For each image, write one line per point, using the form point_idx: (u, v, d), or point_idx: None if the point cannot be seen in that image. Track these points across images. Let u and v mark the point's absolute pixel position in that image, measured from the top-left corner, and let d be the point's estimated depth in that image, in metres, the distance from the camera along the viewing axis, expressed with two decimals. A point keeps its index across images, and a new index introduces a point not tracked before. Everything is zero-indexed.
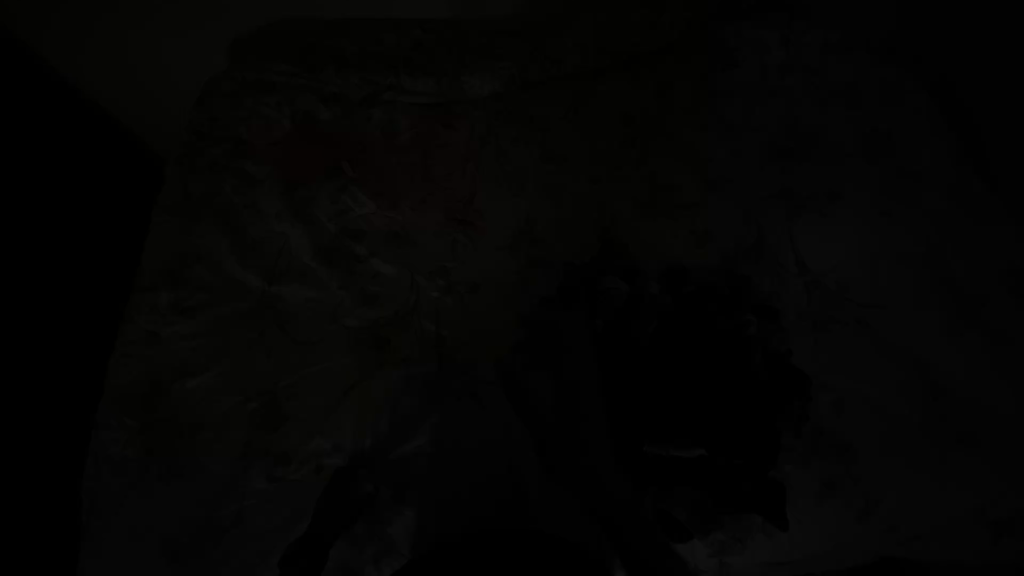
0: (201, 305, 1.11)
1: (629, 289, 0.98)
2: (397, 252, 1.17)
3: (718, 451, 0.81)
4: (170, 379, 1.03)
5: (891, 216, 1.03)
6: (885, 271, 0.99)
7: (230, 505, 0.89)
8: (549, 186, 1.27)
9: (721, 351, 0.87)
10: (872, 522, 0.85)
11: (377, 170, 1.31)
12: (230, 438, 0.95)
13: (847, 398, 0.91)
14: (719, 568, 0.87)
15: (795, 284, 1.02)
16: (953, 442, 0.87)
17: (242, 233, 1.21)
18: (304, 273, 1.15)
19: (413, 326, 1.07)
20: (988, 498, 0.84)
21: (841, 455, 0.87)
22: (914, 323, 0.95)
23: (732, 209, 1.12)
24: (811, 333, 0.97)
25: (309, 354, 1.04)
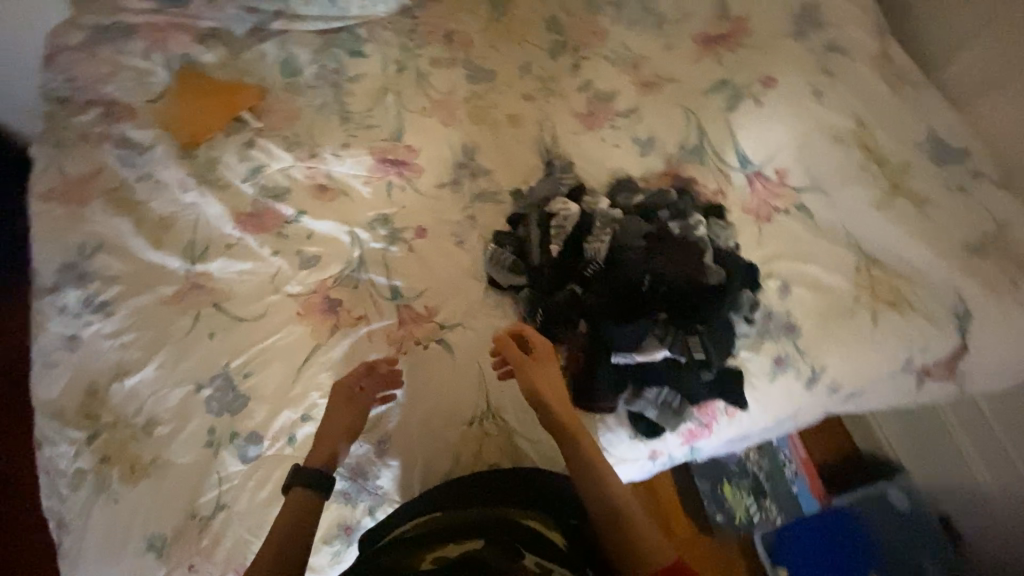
0: (118, 298, 0.99)
1: (580, 208, 0.96)
2: (329, 206, 1.07)
3: (680, 350, 0.84)
4: (104, 382, 0.94)
5: (822, 95, 1.02)
6: (818, 152, 1.01)
7: (207, 492, 0.87)
8: (482, 109, 1.18)
9: (673, 256, 0.87)
10: (819, 387, 0.94)
11: (287, 117, 1.16)
12: (191, 428, 0.90)
13: (791, 280, 0.97)
14: (691, 452, 0.94)
15: (738, 179, 1.04)
16: (884, 304, 0.95)
17: (145, 209, 1.06)
18: (228, 244, 1.04)
19: (363, 281, 1.01)
20: (914, 348, 0.94)
21: (788, 332, 0.94)
22: (847, 200, 0.99)
23: (672, 109, 1.09)
24: (756, 225, 1.01)
25: (256, 329, 0.97)
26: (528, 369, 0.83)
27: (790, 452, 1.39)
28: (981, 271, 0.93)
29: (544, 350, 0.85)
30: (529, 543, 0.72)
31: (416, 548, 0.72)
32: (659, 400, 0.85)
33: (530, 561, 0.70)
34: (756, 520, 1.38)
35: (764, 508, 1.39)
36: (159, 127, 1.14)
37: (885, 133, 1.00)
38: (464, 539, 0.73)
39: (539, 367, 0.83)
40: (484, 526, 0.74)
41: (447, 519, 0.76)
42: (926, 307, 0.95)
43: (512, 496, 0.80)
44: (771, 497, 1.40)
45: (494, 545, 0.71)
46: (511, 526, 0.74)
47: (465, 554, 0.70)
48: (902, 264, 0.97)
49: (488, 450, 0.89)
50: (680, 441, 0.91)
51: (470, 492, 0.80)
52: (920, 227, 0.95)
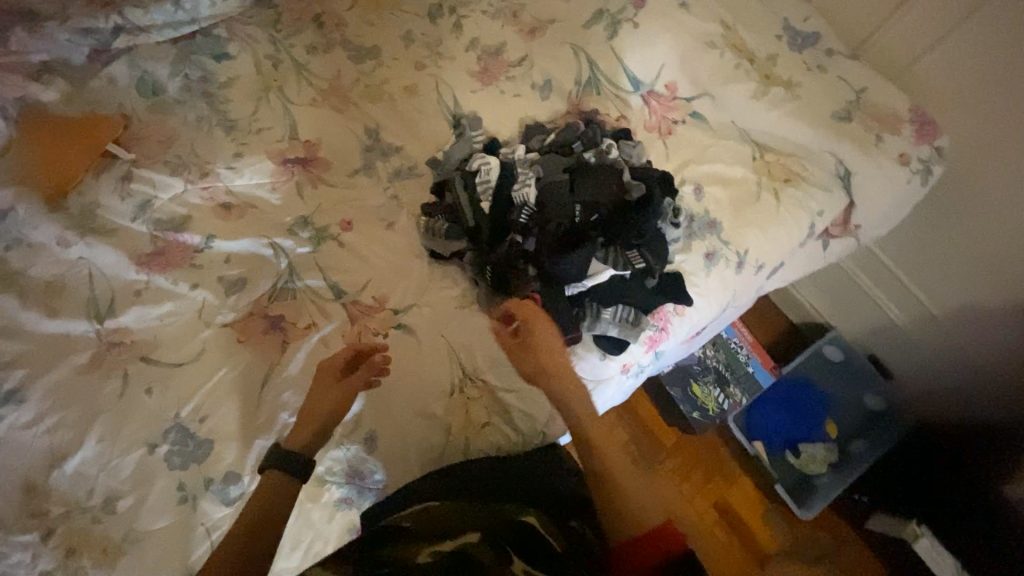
0: (25, 381, 0.87)
1: (499, 160, 0.97)
2: (241, 223, 1.00)
3: (623, 266, 0.89)
4: (38, 476, 0.83)
5: (688, 6, 1.09)
6: (696, 61, 1.09)
7: (197, 547, 0.81)
8: (374, 88, 1.14)
9: (596, 183, 0.92)
10: (747, 268, 1.04)
11: (162, 140, 1.05)
12: (158, 491, 0.84)
13: (703, 181, 1.05)
14: (656, 358, 1.01)
15: (635, 101, 1.10)
16: (782, 182, 1.07)
17: (24, 278, 0.93)
18: (138, 290, 0.94)
19: (300, 289, 0.96)
20: (814, 212, 1.07)
21: (711, 227, 1.02)
22: (730, 98, 1.08)
23: (559, 48, 1.12)
24: (661, 140, 1.09)
25: (200, 368, 0.90)
26: (522, 350, 0.83)
27: (739, 340, 1.57)
28: (848, 135, 1.07)
29: (535, 328, 0.84)
30: (519, 543, 0.64)
31: (415, 540, 0.65)
32: (616, 318, 0.90)
33: (519, 567, 0.61)
34: (726, 406, 1.50)
35: (730, 395, 1.51)
36: (9, 184, 0.98)
37: (748, 32, 1.10)
38: (461, 530, 0.66)
39: (532, 347, 0.83)
40: (485, 519, 0.67)
41: (448, 510, 0.69)
42: (816, 176, 1.07)
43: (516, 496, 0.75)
44: (734, 383, 1.53)
45: (491, 544, 0.63)
46: (514, 523, 0.66)
47: (458, 550, 0.63)
48: (790, 143, 1.08)
49: (474, 413, 0.90)
50: (644, 349, 0.97)
51: (474, 493, 0.75)
52: (795, 109, 1.07)
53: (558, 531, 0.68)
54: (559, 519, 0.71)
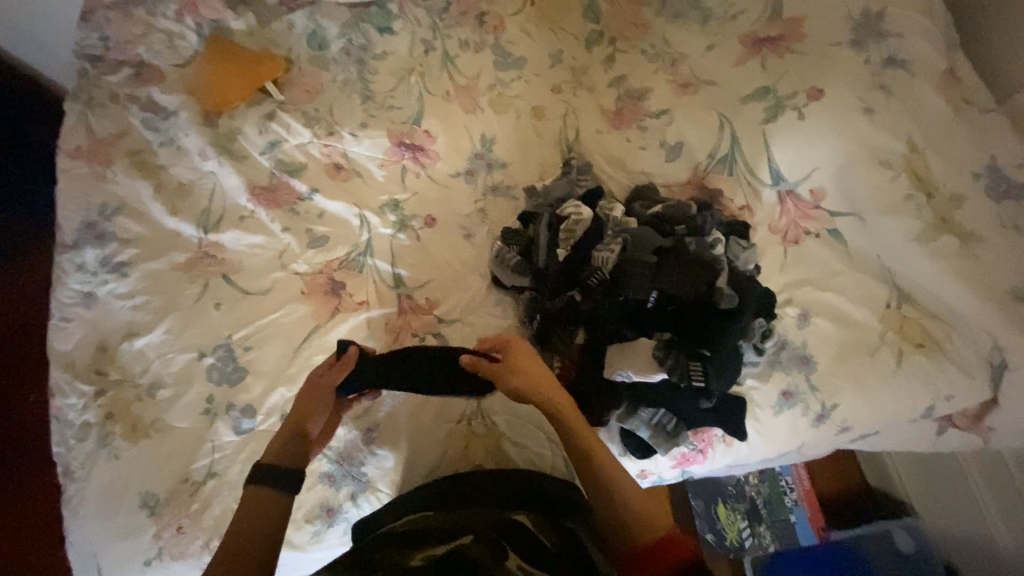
0: (133, 260, 1.01)
1: (593, 213, 0.93)
2: (343, 186, 1.07)
3: (679, 375, 0.80)
4: (114, 341, 0.97)
5: (874, 112, 0.93)
6: (859, 175, 0.93)
7: (200, 459, 0.89)
8: (506, 99, 1.15)
9: (683, 275, 0.83)
10: (826, 425, 0.90)
11: (309, 91, 1.15)
12: (190, 396, 0.93)
13: (812, 309, 0.94)
14: (682, 473, 0.94)
15: (768, 196, 1.00)
16: (912, 345, 0.89)
17: (165, 175, 1.07)
18: (242, 217, 1.04)
19: (368, 267, 1.01)
20: (937, 393, 0.88)
21: (801, 364, 0.91)
22: (883, 231, 0.92)
23: (706, 114, 1.03)
24: (782, 247, 0.98)
25: (263, 303, 0.98)
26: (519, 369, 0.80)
27: (793, 480, 1.39)
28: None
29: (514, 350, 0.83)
30: (516, 541, 0.69)
31: (405, 545, 0.68)
32: (653, 421, 0.83)
33: (514, 563, 0.67)
34: (748, 544, 1.36)
35: (757, 534, 1.37)
36: (184, 93, 1.14)
37: (939, 161, 0.90)
38: (453, 535, 0.69)
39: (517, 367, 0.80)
40: (477, 521, 0.71)
41: (441, 516, 0.72)
42: (959, 354, 0.88)
43: (509, 496, 0.77)
44: (766, 524, 1.37)
45: (485, 541, 0.68)
46: (501, 523, 0.71)
47: (454, 551, 0.67)
48: (938, 305, 0.90)
49: (474, 450, 0.89)
50: (672, 463, 0.91)
51: (464, 489, 0.78)
52: (960, 270, 0.86)
53: (547, 528, 0.71)
54: (555, 519, 0.73)
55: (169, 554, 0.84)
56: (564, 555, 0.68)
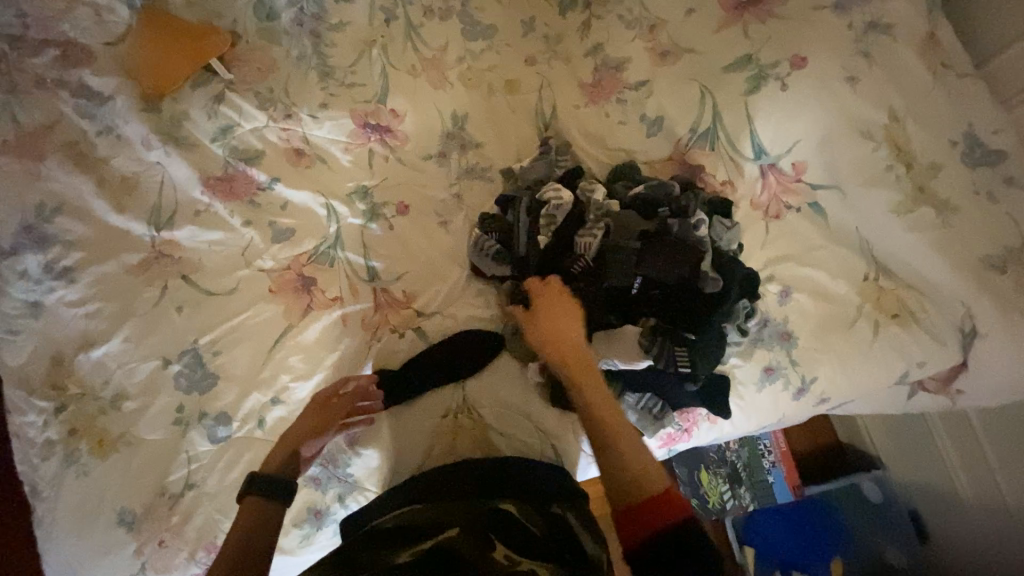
0: (82, 264, 0.93)
1: (574, 198, 0.90)
2: (306, 174, 1.00)
3: (665, 363, 0.79)
4: (70, 353, 0.90)
5: (857, 81, 0.90)
6: (841, 147, 0.92)
7: (176, 470, 0.85)
8: (477, 75, 1.08)
9: (667, 260, 0.80)
10: (806, 397, 0.92)
11: (261, 69, 1.05)
12: (158, 406, 0.87)
13: (794, 285, 0.94)
14: (668, 452, 0.95)
15: (751, 170, 0.98)
16: (888, 316, 0.91)
17: (108, 168, 0.98)
18: (198, 212, 0.97)
19: (339, 260, 0.95)
20: (912, 361, 0.90)
21: (783, 340, 0.92)
22: (865, 203, 0.91)
23: (686, 85, 0.99)
24: (763, 222, 0.97)
25: (230, 303, 0.93)
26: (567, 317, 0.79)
27: (771, 444, 1.43)
28: (999, 292, 0.84)
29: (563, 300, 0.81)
30: (502, 531, 0.66)
31: (392, 544, 0.64)
32: (639, 405, 0.85)
33: (501, 552, 0.63)
34: (729, 506, 1.42)
35: (737, 496, 1.42)
36: (120, 74, 1.03)
37: (918, 131, 0.88)
38: (438, 531, 0.65)
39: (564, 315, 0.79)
40: (462, 515, 0.67)
41: (427, 508, 0.69)
42: (932, 323, 0.90)
43: (495, 485, 0.75)
44: (747, 486, 1.42)
45: (470, 534, 0.64)
46: (488, 515, 0.67)
47: (439, 547, 0.62)
48: (914, 276, 0.91)
49: (461, 443, 0.87)
50: (658, 444, 0.92)
51: (447, 482, 0.75)
52: (936, 240, 0.86)
53: (533, 515, 0.69)
54: (540, 505, 0.71)
55: (153, 568, 0.82)
56: (551, 538, 0.66)
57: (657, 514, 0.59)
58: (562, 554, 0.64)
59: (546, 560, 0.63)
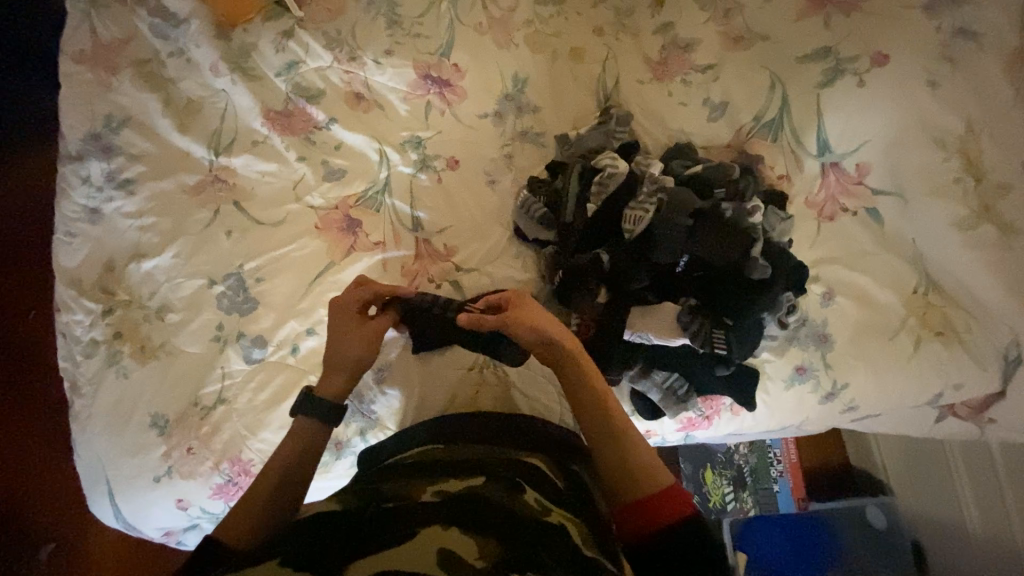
0: (141, 178, 0.96)
1: (629, 169, 0.91)
2: (362, 118, 1.01)
3: (701, 342, 0.81)
4: (121, 260, 0.94)
5: (939, 85, 0.87)
6: (908, 153, 0.89)
7: (210, 384, 0.88)
8: (543, 40, 1.07)
9: (719, 240, 0.82)
10: (833, 403, 0.91)
11: (331, 10, 1.06)
12: (199, 322, 0.91)
13: (837, 289, 0.92)
14: (685, 437, 0.96)
15: (810, 167, 0.96)
16: (932, 334, 0.88)
17: (175, 90, 1.01)
18: (255, 142, 0.99)
19: (385, 206, 0.97)
20: (948, 383, 0.87)
21: (819, 342, 0.90)
22: (924, 214, 0.89)
23: (755, 73, 0.98)
24: (815, 222, 0.95)
25: (276, 234, 0.95)
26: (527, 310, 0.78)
27: (781, 453, 1.42)
28: None
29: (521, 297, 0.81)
30: (530, 480, 0.65)
31: (416, 479, 0.63)
32: (665, 384, 0.85)
33: (530, 496, 0.62)
34: (730, 507, 1.42)
35: (739, 499, 1.43)
36: None
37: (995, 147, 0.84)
38: (464, 475, 0.64)
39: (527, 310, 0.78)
40: (486, 462, 0.67)
41: (451, 450, 0.70)
42: (977, 347, 0.86)
43: (516, 441, 0.74)
44: (750, 491, 1.42)
45: (497, 481, 0.63)
46: (513, 464, 0.67)
47: (466, 489, 0.60)
48: (965, 295, 0.87)
49: (484, 397, 0.88)
50: (677, 427, 0.92)
51: (467, 432, 0.76)
52: (995, 262, 0.83)
53: (554, 468, 0.70)
54: (562, 460, 0.72)
55: (179, 472, 0.86)
56: (574, 492, 0.67)
57: (671, 508, 0.63)
58: (586, 509, 0.65)
59: (572, 515, 0.62)
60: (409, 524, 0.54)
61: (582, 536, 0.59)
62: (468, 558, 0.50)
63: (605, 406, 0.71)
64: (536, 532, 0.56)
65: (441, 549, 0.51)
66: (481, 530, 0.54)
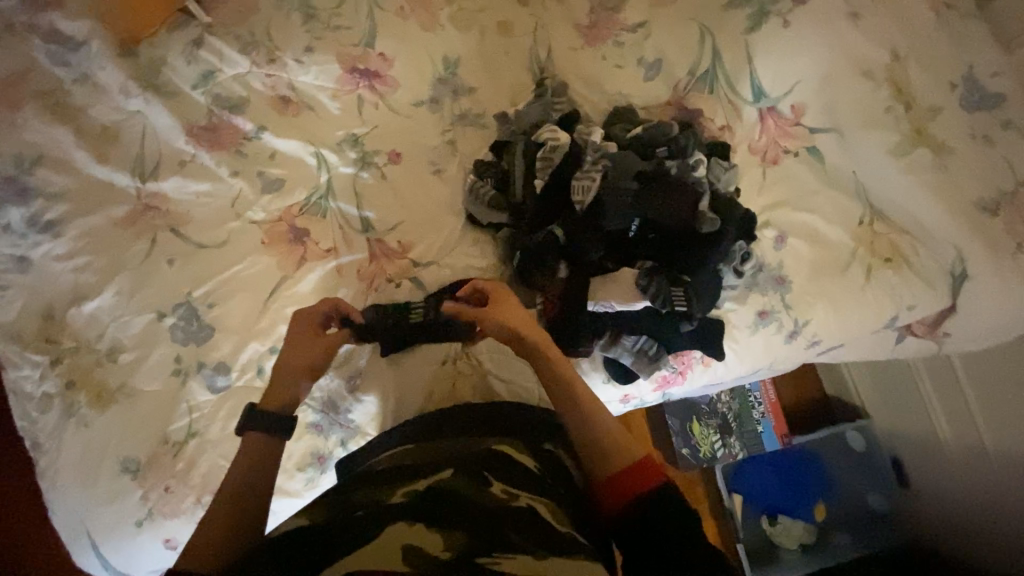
0: (66, 217, 0.90)
1: (571, 139, 0.90)
2: (294, 122, 0.97)
3: (661, 301, 0.83)
4: (60, 306, 0.89)
5: (860, 16, 0.88)
6: (842, 87, 0.90)
7: (178, 419, 0.86)
8: (469, 16, 1.04)
9: (665, 199, 0.84)
10: (798, 341, 0.94)
11: (242, 11, 1.00)
12: (155, 357, 0.87)
13: (790, 230, 0.94)
14: (662, 396, 0.98)
15: (750, 114, 0.97)
16: (882, 261, 0.91)
17: (87, 118, 0.94)
18: (183, 162, 0.94)
19: (331, 211, 0.94)
20: (902, 305, 0.90)
21: (777, 284, 0.93)
22: (862, 145, 0.90)
23: (685, 26, 0.97)
24: (760, 167, 0.97)
25: (221, 255, 0.91)
26: (506, 303, 0.79)
27: (761, 395, 1.45)
28: (992, 233, 0.83)
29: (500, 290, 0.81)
30: (498, 470, 0.64)
31: (383, 483, 0.62)
32: (635, 348, 0.85)
33: (497, 488, 0.61)
34: (720, 455, 1.42)
35: (727, 445, 1.43)
36: (92, 17, 0.97)
37: (920, 70, 0.87)
38: (432, 472, 0.63)
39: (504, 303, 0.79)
40: (456, 458, 0.66)
41: (416, 453, 0.69)
42: (924, 267, 0.89)
43: (488, 431, 0.74)
44: (736, 435, 1.44)
45: (466, 475, 0.62)
46: (482, 455, 0.66)
47: (434, 486, 0.60)
48: (908, 219, 0.90)
49: (460, 389, 0.88)
50: (652, 388, 0.94)
51: (440, 427, 0.76)
52: (931, 183, 0.86)
53: (527, 451, 0.71)
54: (534, 444, 0.73)
55: (161, 512, 0.84)
56: (549, 473, 0.68)
57: (641, 479, 0.64)
58: (559, 488, 0.66)
59: (542, 496, 0.63)
60: (376, 526, 0.54)
61: (554, 515, 0.60)
62: (436, 551, 0.50)
63: (570, 381, 0.72)
64: (503, 518, 0.56)
65: (407, 544, 0.51)
66: (448, 523, 0.54)
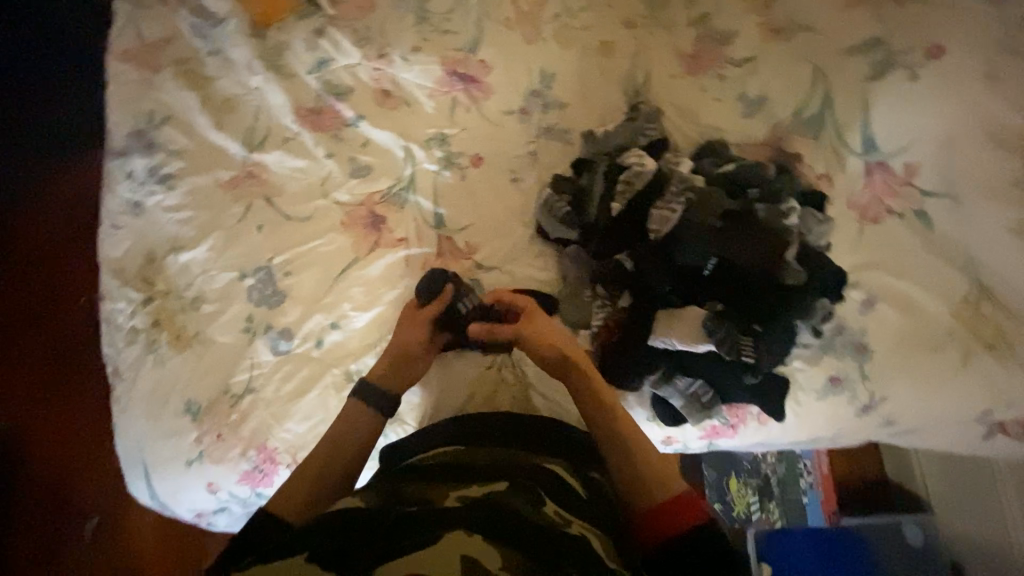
0: (180, 173, 1.00)
1: (656, 167, 0.88)
2: (390, 115, 1.02)
3: (728, 348, 0.79)
4: (161, 252, 0.98)
5: (999, 79, 0.81)
6: (964, 152, 0.83)
7: (239, 373, 0.92)
8: (572, 33, 1.05)
9: (747, 244, 0.80)
10: (871, 416, 0.86)
11: (363, 8, 1.08)
12: (231, 313, 0.94)
13: (881, 294, 0.86)
14: (708, 446, 0.92)
15: (855, 165, 0.91)
16: (982, 346, 0.82)
17: (213, 89, 1.04)
18: (286, 139, 1.01)
19: (410, 203, 0.98)
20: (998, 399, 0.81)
21: (857, 352, 0.85)
22: (981, 217, 0.82)
23: (798, 65, 0.95)
24: (858, 225, 0.89)
25: (305, 228, 0.97)
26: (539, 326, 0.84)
27: (811, 465, 1.35)
28: None
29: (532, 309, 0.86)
30: (550, 490, 0.64)
31: (437, 483, 0.63)
32: (688, 391, 0.83)
33: (551, 509, 0.61)
34: (755, 517, 1.37)
35: (765, 509, 1.38)
36: None
37: None
38: (486, 481, 0.64)
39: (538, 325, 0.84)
40: (507, 469, 0.66)
41: (472, 454, 0.69)
42: None
43: (538, 446, 0.73)
44: (776, 501, 1.38)
45: (521, 491, 0.62)
46: (534, 472, 0.66)
47: (489, 496, 0.60)
48: None
49: (501, 397, 0.88)
50: (699, 435, 0.89)
51: (488, 432, 0.75)
52: None
53: (576, 475, 0.69)
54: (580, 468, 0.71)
55: (209, 457, 0.90)
56: (597, 502, 0.67)
57: (680, 515, 0.64)
58: (606, 518, 0.65)
59: (591, 523, 0.62)
60: (433, 528, 0.55)
61: (605, 547, 0.59)
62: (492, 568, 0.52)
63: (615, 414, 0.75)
64: (557, 543, 0.56)
65: (466, 556, 0.52)
66: (505, 541, 0.55)
